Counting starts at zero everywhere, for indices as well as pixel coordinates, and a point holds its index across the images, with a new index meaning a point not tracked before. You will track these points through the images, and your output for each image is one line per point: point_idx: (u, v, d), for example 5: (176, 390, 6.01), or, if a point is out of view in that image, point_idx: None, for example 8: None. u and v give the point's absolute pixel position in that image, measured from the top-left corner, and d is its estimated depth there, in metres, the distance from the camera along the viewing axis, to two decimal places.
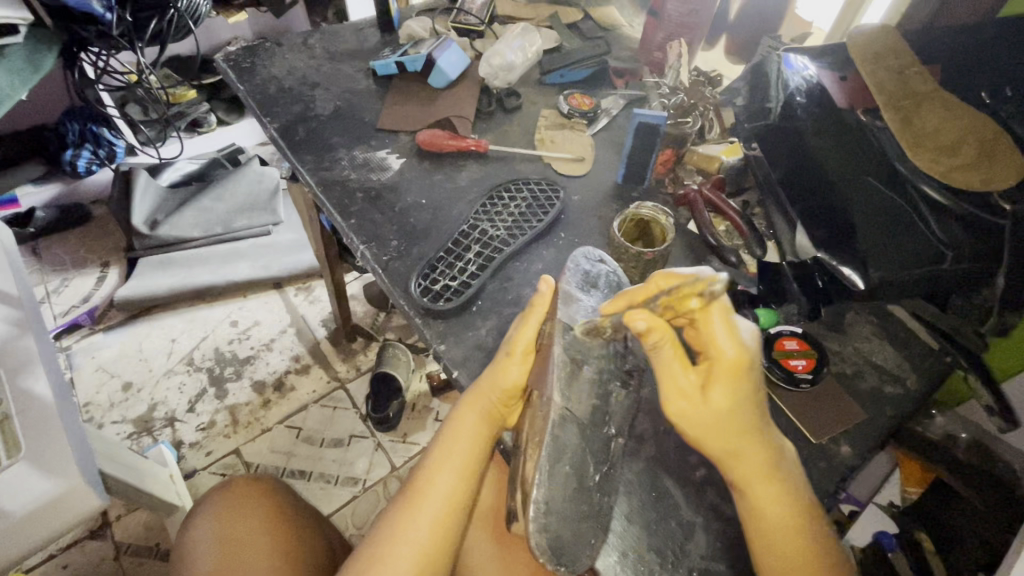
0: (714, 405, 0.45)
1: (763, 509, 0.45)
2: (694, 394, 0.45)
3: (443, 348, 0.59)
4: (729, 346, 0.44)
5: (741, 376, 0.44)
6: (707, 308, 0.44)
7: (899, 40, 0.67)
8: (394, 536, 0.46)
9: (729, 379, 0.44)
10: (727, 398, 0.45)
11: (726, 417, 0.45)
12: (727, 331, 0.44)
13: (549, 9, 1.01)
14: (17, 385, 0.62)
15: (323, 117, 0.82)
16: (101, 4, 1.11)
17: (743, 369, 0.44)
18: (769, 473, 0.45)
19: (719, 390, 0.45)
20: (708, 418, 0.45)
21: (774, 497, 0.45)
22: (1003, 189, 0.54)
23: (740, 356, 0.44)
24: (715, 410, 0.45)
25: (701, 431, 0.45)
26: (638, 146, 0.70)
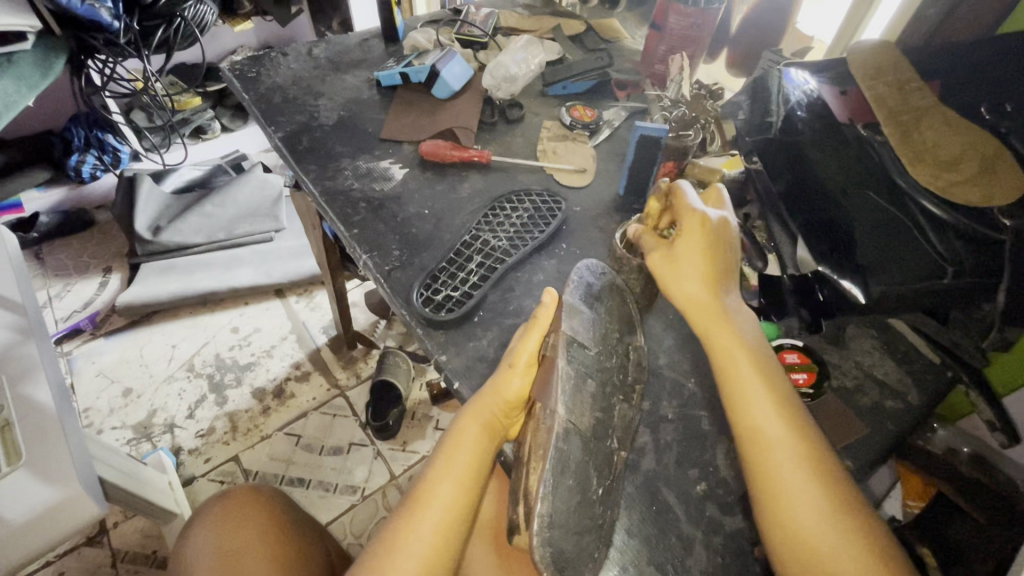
0: (680, 263, 0.53)
1: (754, 411, 0.48)
2: (666, 261, 0.54)
3: (444, 359, 0.59)
4: (688, 213, 0.54)
5: (705, 237, 0.53)
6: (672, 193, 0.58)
7: (895, 55, 0.68)
8: (394, 548, 0.46)
9: (694, 237, 0.53)
10: (687, 253, 0.53)
11: (704, 282, 0.53)
12: (687, 204, 0.55)
13: (552, 21, 1.02)
14: (18, 392, 0.63)
15: (327, 127, 0.82)
16: (109, 13, 1.13)
17: (701, 231, 0.53)
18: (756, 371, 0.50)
19: (681, 247, 0.53)
20: (683, 281, 0.53)
21: (777, 430, 0.47)
22: (1002, 206, 0.54)
23: (700, 218, 0.53)
24: (682, 272, 0.53)
25: (689, 304, 0.53)
26: (640, 158, 0.70)
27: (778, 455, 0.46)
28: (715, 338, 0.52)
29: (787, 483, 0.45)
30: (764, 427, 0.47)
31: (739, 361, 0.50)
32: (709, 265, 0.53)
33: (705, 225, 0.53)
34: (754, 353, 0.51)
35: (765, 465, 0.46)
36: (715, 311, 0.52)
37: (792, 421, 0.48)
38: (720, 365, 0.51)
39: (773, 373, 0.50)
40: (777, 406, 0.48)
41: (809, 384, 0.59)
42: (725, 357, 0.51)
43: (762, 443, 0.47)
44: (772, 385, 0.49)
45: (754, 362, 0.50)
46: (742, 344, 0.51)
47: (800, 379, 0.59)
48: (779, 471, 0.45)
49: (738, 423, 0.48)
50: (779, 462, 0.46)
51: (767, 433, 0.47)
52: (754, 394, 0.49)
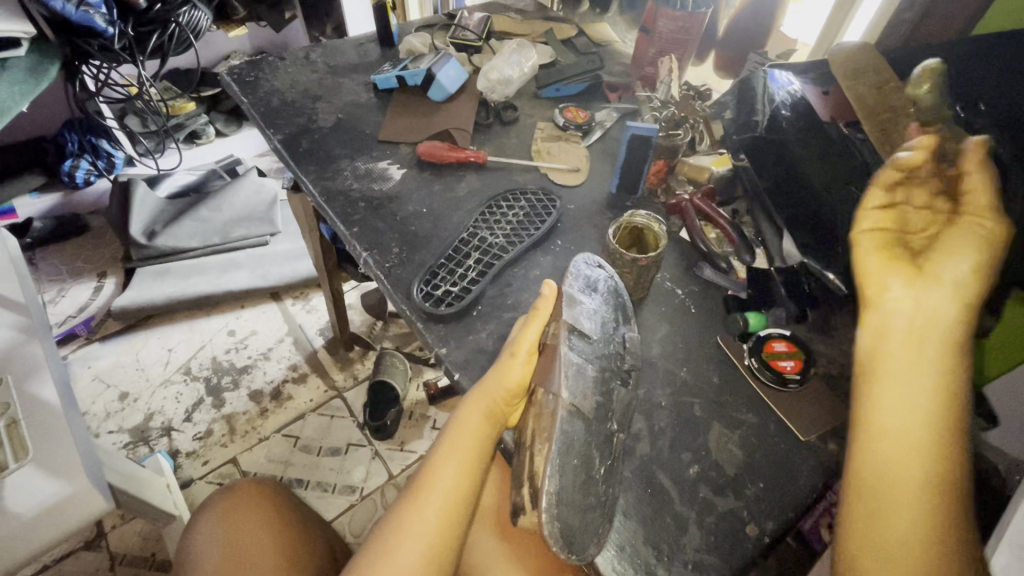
0: (899, 321, 0.44)
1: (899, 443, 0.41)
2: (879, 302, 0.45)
3: (445, 351, 0.60)
4: (948, 266, 0.43)
5: (950, 306, 0.42)
6: (955, 222, 0.45)
7: (875, 55, 0.71)
8: (400, 532, 0.48)
9: (957, 280, 0.42)
10: (914, 319, 0.43)
11: (913, 344, 0.43)
12: (967, 257, 0.43)
13: (544, 25, 1.04)
14: (24, 390, 0.64)
15: (325, 129, 0.84)
16: (104, 19, 1.14)
17: (963, 289, 0.42)
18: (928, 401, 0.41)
19: (918, 305, 0.43)
20: (894, 333, 0.44)
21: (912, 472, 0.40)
22: None
23: (960, 285, 0.42)
24: (896, 326, 0.44)
25: (882, 351, 0.44)
26: (632, 157, 0.72)
27: (893, 521, 0.40)
28: (885, 383, 0.43)
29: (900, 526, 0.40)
30: (899, 492, 0.40)
31: (906, 420, 0.41)
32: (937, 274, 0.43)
33: (970, 291, 0.42)
34: (945, 415, 0.41)
35: (871, 524, 0.41)
36: (918, 370, 0.42)
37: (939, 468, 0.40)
38: (882, 414, 0.42)
39: (954, 445, 0.41)
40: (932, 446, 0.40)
41: (796, 370, 0.60)
42: (885, 407, 0.42)
43: (886, 506, 0.40)
44: (939, 453, 0.40)
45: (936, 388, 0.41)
46: (932, 402, 0.41)
47: (788, 366, 0.60)
48: (890, 539, 0.40)
49: (870, 469, 0.42)
50: (893, 529, 0.40)
51: (897, 497, 0.40)
52: (906, 453, 0.41)
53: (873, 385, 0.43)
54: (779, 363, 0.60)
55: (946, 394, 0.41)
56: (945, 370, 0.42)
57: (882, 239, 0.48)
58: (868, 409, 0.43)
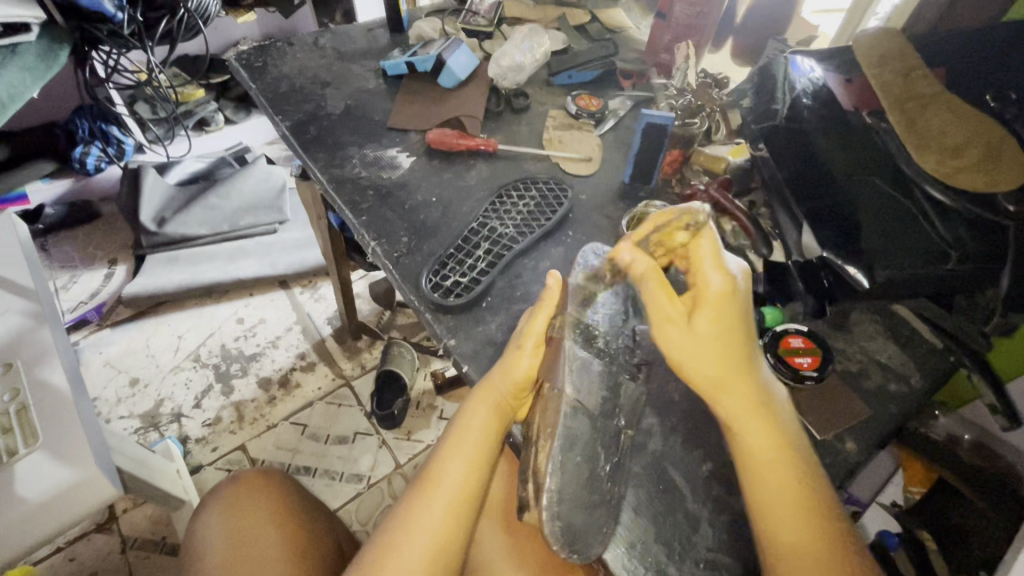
0: (700, 333, 0.47)
1: (731, 407, 0.47)
2: (679, 318, 0.48)
3: (453, 343, 0.60)
4: (712, 273, 0.48)
5: (726, 307, 0.47)
6: (694, 314, 0.48)
7: (904, 43, 0.68)
8: (406, 526, 0.47)
9: (716, 324, 0.47)
10: (713, 327, 0.47)
11: (717, 345, 0.47)
12: (715, 260, 0.49)
13: (557, 10, 1.02)
14: (35, 376, 0.65)
15: (334, 116, 0.83)
16: (113, 4, 1.13)
17: (722, 305, 0.47)
18: (722, 374, 0.47)
19: (704, 316, 0.47)
20: (693, 342, 0.47)
21: (757, 420, 0.47)
22: (1009, 190, 0.54)
23: (728, 283, 0.47)
24: (698, 336, 0.47)
25: (688, 360, 0.48)
26: (647, 146, 0.70)
27: (782, 490, 0.44)
28: (725, 380, 0.47)
29: (761, 459, 0.46)
30: (772, 462, 0.45)
31: (748, 406, 0.47)
32: (724, 312, 0.47)
33: (734, 286, 0.48)
34: (759, 392, 0.47)
35: (771, 500, 0.44)
36: (733, 366, 0.47)
37: (768, 414, 0.47)
38: (733, 407, 0.47)
39: (780, 415, 0.48)
40: (752, 397, 0.47)
41: (814, 367, 0.58)
42: (738, 396, 0.47)
43: (770, 479, 0.45)
44: (778, 427, 0.47)
45: (728, 366, 0.47)
46: (750, 387, 0.47)
47: (805, 363, 0.58)
48: (785, 508, 0.44)
49: (746, 454, 0.46)
50: (782, 491, 0.44)
51: (777, 473, 0.45)
52: (761, 434, 0.46)
53: (712, 384, 0.47)
54: (796, 360, 0.58)
55: (744, 374, 0.47)
56: (748, 353, 0.48)
57: (652, 275, 0.51)
58: (724, 410, 0.47)
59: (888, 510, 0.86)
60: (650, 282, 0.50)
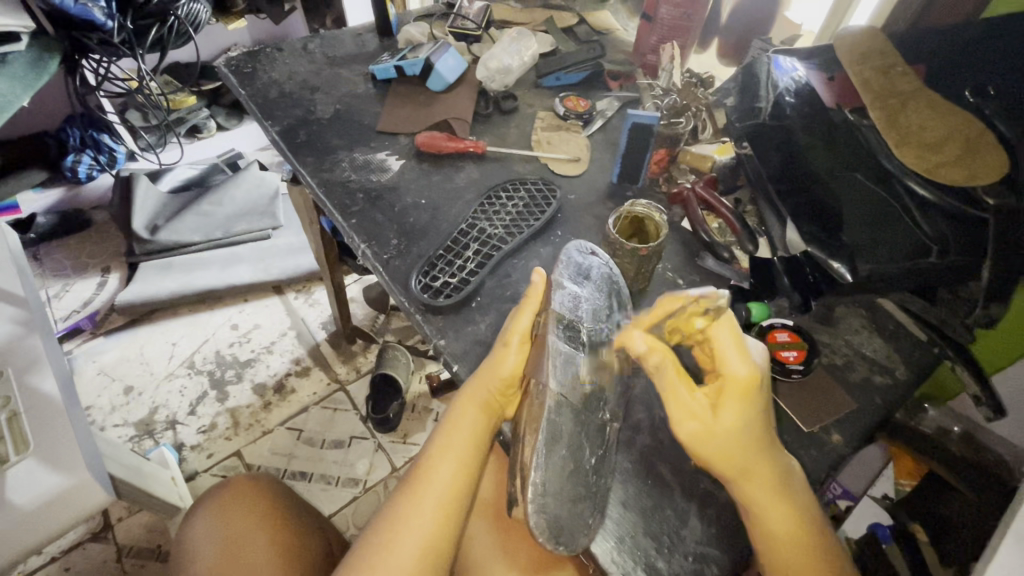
0: (725, 423, 0.46)
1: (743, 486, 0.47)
2: (704, 411, 0.47)
3: (443, 343, 0.60)
4: (737, 364, 0.47)
5: (748, 397, 0.46)
6: (720, 406, 0.47)
7: (884, 41, 0.69)
8: (398, 526, 0.47)
9: (739, 416, 0.46)
10: (738, 417, 0.46)
11: (740, 434, 0.46)
12: (738, 348, 0.48)
13: (544, 13, 1.03)
14: (25, 383, 0.65)
15: (323, 120, 0.83)
16: (103, 13, 1.13)
17: (744, 396, 0.46)
18: (742, 458, 0.46)
19: (729, 408, 0.46)
20: (716, 431, 0.47)
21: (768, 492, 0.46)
22: (986, 186, 0.55)
23: (753, 373, 0.47)
24: (723, 426, 0.46)
25: (713, 449, 0.47)
26: (632, 146, 0.71)
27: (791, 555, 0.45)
28: (746, 467, 0.46)
29: (776, 527, 0.46)
30: (787, 532, 0.46)
31: (766, 489, 0.46)
32: (747, 405, 0.47)
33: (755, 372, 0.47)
34: (778, 477, 0.47)
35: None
36: (754, 452, 0.46)
37: (776, 485, 0.46)
38: (750, 491, 0.46)
39: (796, 495, 0.47)
40: (767, 475, 0.46)
41: (799, 361, 0.59)
42: (755, 475, 0.46)
43: (791, 564, 0.45)
44: (791, 498, 0.47)
45: (751, 449, 0.46)
46: (770, 473, 0.46)
47: (790, 356, 0.60)
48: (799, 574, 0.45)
49: (765, 538, 0.46)
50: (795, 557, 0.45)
51: (796, 556, 0.45)
52: (780, 518, 0.46)
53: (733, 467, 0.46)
54: (782, 354, 0.60)
55: (763, 455, 0.46)
56: (769, 444, 0.47)
57: (667, 364, 0.49)
58: (743, 491, 0.47)
59: (880, 503, 0.87)
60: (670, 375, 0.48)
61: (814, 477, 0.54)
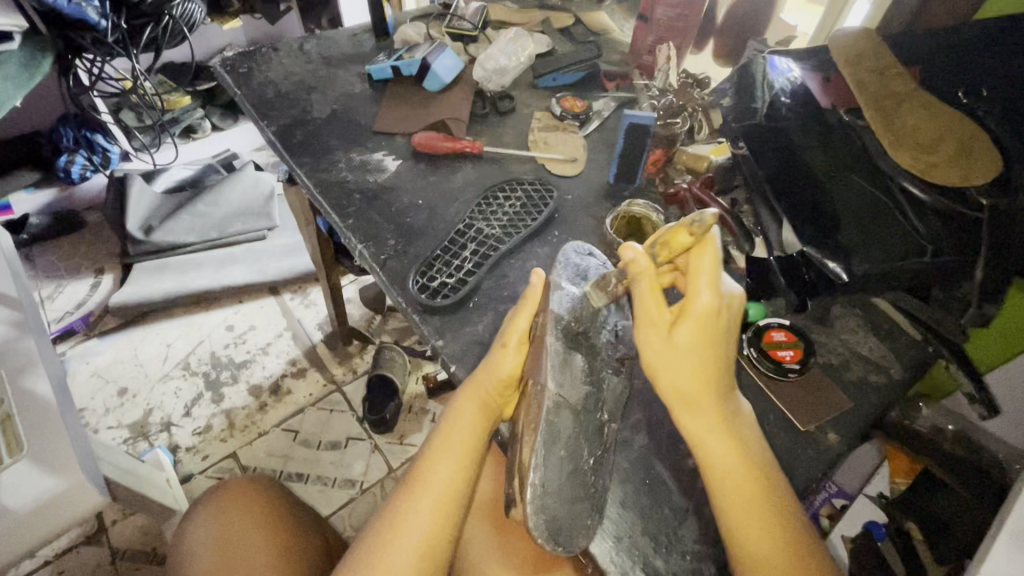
0: (678, 341, 0.46)
1: (693, 423, 0.47)
2: (662, 326, 0.47)
3: (441, 343, 0.60)
4: (704, 289, 0.46)
5: (711, 322, 0.46)
6: (679, 326, 0.47)
7: (878, 42, 0.70)
8: (396, 527, 0.47)
9: (693, 344, 0.46)
10: (692, 340, 0.46)
11: (692, 356, 0.46)
12: (711, 276, 0.46)
13: (540, 14, 1.03)
14: (18, 385, 0.64)
15: (320, 120, 0.83)
16: (96, 12, 1.12)
17: (704, 322, 0.46)
18: (691, 386, 0.47)
19: (685, 329, 0.46)
20: (670, 352, 0.47)
21: (717, 436, 0.46)
22: (980, 185, 0.57)
23: (717, 304, 0.46)
24: (677, 345, 0.46)
25: (661, 364, 0.47)
26: (629, 146, 0.71)
27: (738, 492, 0.45)
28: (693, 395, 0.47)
29: (722, 460, 0.46)
30: (734, 470, 0.46)
31: (712, 420, 0.47)
32: (705, 336, 0.46)
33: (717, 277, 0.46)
34: (727, 412, 0.47)
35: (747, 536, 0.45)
36: (705, 374, 0.46)
37: (728, 428, 0.47)
38: (694, 423, 0.47)
39: (745, 437, 0.47)
40: (715, 409, 0.47)
41: (796, 360, 0.60)
42: (701, 404, 0.47)
43: (735, 499, 0.45)
44: (738, 436, 0.47)
45: (700, 372, 0.46)
46: (718, 403, 0.47)
47: (787, 356, 0.60)
48: (748, 509, 0.45)
49: (717, 479, 0.46)
50: (742, 493, 0.45)
51: (742, 492, 0.45)
52: (727, 451, 0.46)
53: (680, 393, 0.47)
54: (778, 353, 0.60)
55: (711, 385, 0.47)
56: (722, 376, 0.47)
57: (645, 277, 0.48)
58: (690, 429, 0.47)
59: (876, 502, 0.88)
60: (644, 284, 0.48)
61: (812, 476, 0.54)
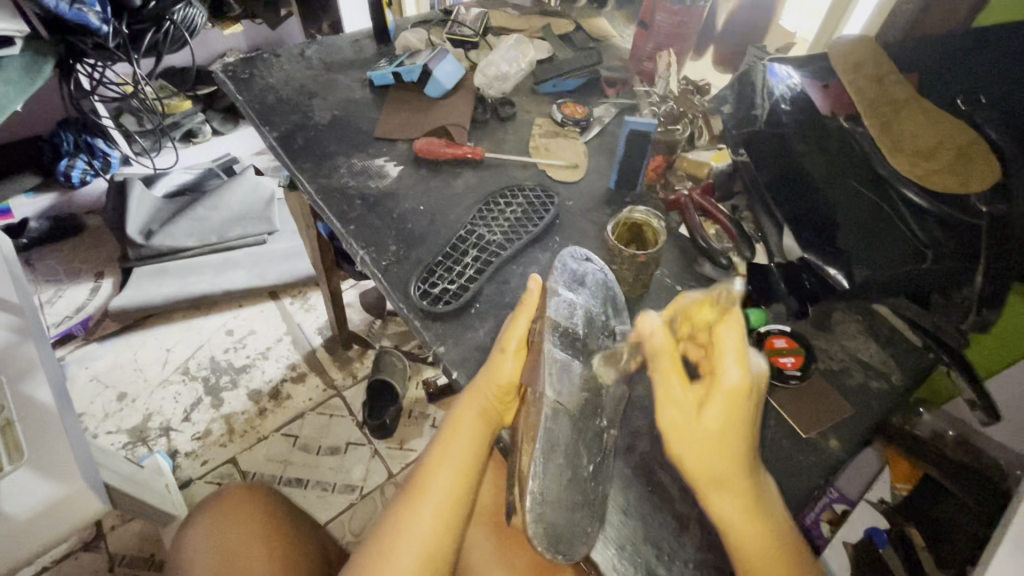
0: (707, 424, 0.44)
1: (733, 519, 0.44)
2: (687, 406, 0.45)
3: (442, 349, 0.60)
4: (731, 366, 0.44)
5: (739, 405, 0.44)
6: (710, 402, 0.44)
7: (878, 49, 0.70)
8: (397, 536, 0.47)
9: (724, 422, 0.44)
10: (721, 421, 0.43)
11: (723, 439, 0.44)
12: (738, 354, 0.45)
13: (541, 20, 1.04)
14: (19, 391, 0.64)
15: (321, 126, 0.83)
16: (98, 17, 1.12)
17: (736, 401, 0.44)
18: (731, 474, 0.44)
19: (714, 408, 0.43)
20: (696, 433, 0.44)
21: (755, 522, 0.44)
22: (980, 193, 0.55)
23: (746, 382, 0.44)
24: (705, 429, 0.44)
25: (692, 448, 0.44)
26: (630, 152, 0.72)
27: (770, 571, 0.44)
28: (725, 477, 0.44)
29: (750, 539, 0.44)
30: (763, 548, 0.44)
31: (741, 507, 0.44)
32: (734, 421, 0.44)
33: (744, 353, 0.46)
34: (756, 495, 0.45)
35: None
36: (733, 464, 0.44)
37: (758, 509, 0.44)
38: (728, 510, 0.44)
39: (775, 516, 0.45)
40: (745, 495, 0.44)
41: (797, 367, 0.60)
42: (730, 494, 0.44)
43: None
44: (769, 517, 0.45)
45: (735, 457, 0.44)
46: (749, 488, 0.44)
47: (788, 362, 0.60)
48: None
49: (742, 557, 0.45)
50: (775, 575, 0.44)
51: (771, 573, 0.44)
52: (757, 534, 0.44)
53: (708, 478, 0.44)
54: (779, 360, 0.60)
55: (741, 471, 0.44)
56: (752, 461, 0.44)
57: (666, 352, 0.47)
58: (720, 514, 0.45)
59: (879, 509, 0.85)
60: (665, 357, 0.47)
61: (813, 483, 0.54)
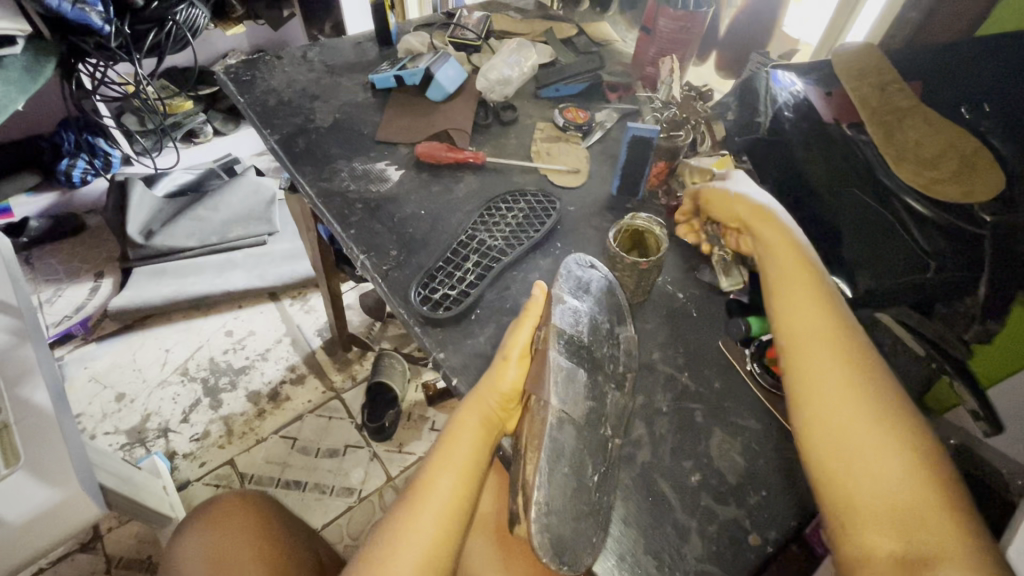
0: (779, 264, 0.56)
1: (818, 421, 0.47)
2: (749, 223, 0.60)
3: (443, 356, 0.60)
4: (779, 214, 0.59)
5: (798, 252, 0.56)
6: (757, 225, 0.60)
7: (880, 57, 0.71)
8: (396, 544, 0.47)
9: (787, 265, 0.56)
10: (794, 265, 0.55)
11: (790, 280, 0.55)
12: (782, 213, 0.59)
13: (544, 24, 1.03)
14: (17, 394, 0.63)
15: (322, 129, 0.83)
16: (101, 17, 1.12)
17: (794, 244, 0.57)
18: (823, 371, 0.49)
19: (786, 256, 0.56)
20: (777, 276, 0.55)
21: (850, 414, 0.46)
22: (985, 203, 0.56)
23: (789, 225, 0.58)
24: (779, 269, 0.56)
25: (785, 323, 0.53)
26: (632, 158, 0.71)
27: (868, 474, 0.43)
28: (810, 368, 0.49)
29: (846, 444, 0.45)
30: (858, 449, 0.45)
31: (832, 409, 0.47)
32: (796, 258, 0.56)
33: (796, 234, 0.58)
34: (863, 391, 0.47)
35: (861, 502, 0.43)
36: (823, 356, 0.49)
37: (866, 407, 0.46)
38: (810, 412, 0.48)
39: (886, 417, 0.45)
40: (846, 389, 0.47)
41: None
42: (819, 390, 0.48)
43: (858, 489, 0.43)
44: (882, 418, 0.45)
45: (828, 354, 0.49)
46: (850, 383, 0.47)
47: None
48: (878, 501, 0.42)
49: (833, 462, 0.45)
50: (871, 480, 0.43)
51: (868, 482, 0.43)
52: (853, 436, 0.45)
53: (800, 377, 0.50)
54: None
55: (843, 369, 0.48)
56: (851, 354, 0.49)
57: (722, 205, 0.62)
58: (807, 417, 0.48)
59: None
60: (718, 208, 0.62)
61: None
